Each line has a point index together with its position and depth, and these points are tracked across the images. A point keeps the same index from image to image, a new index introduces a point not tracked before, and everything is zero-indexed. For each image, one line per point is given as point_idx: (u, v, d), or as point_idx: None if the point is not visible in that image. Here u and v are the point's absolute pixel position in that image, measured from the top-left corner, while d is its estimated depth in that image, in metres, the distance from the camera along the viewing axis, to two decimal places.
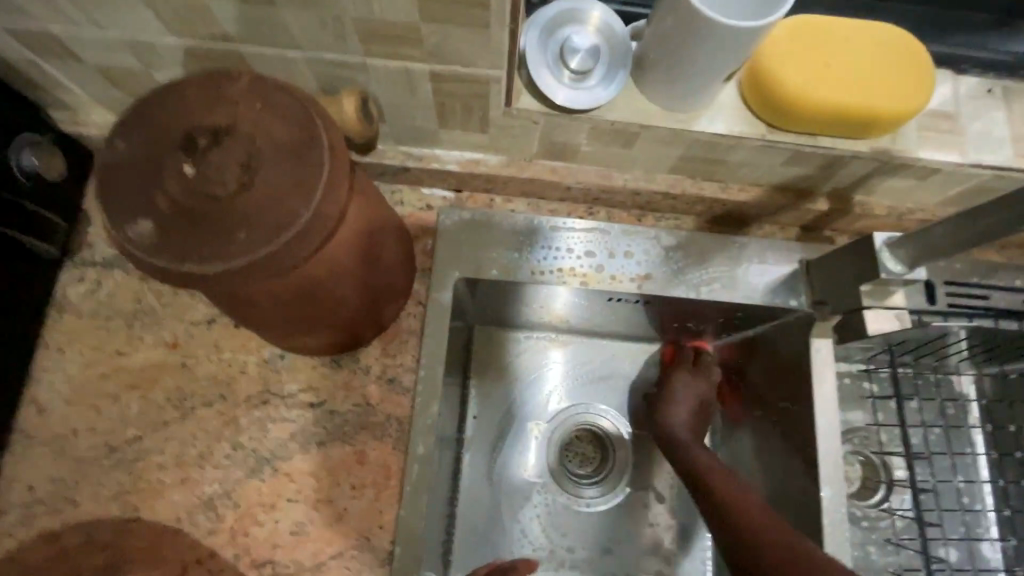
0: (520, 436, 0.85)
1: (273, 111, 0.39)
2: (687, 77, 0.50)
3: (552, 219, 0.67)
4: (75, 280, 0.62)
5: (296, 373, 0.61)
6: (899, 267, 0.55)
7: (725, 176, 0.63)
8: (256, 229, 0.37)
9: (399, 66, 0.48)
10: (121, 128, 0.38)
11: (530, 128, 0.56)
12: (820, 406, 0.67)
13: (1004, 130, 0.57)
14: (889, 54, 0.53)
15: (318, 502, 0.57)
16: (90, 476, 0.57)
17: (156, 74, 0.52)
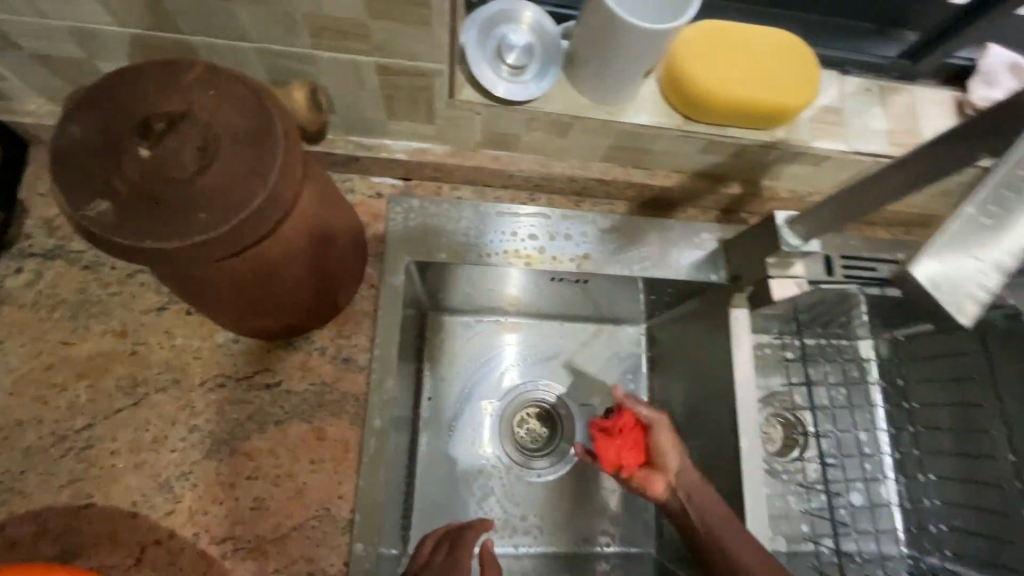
0: (474, 415, 0.90)
1: (227, 98, 0.41)
2: (612, 73, 0.56)
3: (497, 205, 0.72)
4: (13, 271, 0.61)
5: (251, 356, 0.63)
6: (796, 241, 0.64)
7: (651, 163, 0.70)
8: (216, 209, 0.39)
9: (346, 58, 0.51)
10: (74, 113, 0.40)
11: (473, 119, 0.60)
12: (740, 369, 0.76)
13: (880, 123, 0.67)
14: (784, 55, 0.61)
15: (277, 478, 0.60)
16: (39, 466, 0.57)
17: (99, 62, 0.53)
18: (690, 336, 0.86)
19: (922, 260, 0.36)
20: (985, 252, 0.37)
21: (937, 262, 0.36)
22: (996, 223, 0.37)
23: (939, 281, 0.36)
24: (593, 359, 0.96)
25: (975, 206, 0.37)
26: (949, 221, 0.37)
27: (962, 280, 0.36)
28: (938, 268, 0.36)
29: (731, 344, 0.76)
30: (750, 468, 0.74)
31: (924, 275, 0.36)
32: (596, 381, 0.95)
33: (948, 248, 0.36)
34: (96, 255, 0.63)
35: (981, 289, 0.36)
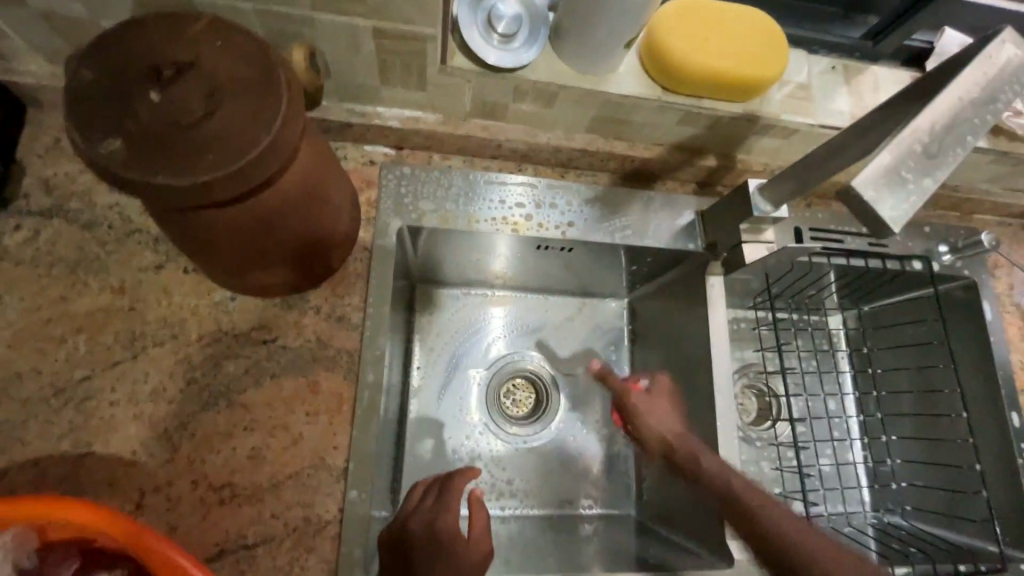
0: (463, 384, 0.93)
1: (233, 49, 0.44)
2: (595, 42, 0.60)
3: (486, 173, 0.75)
4: (11, 229, 0.62)
5: (248, 314, 0.65)
6: (767, 207, 0.68)
7: (632, 135, 0.74)
8: (222, 149, 0.41)
9: (344, 21, 0.53)
10: (87, 59, 0.42)
11: (463, 86, 0.63)
12: (715, 333, 0.80)
13: (844, 100, 0.72)
14: (756, 31, 0.65)
15: (273, 429, 0.62)
16: (38, 416, 0.58)
17: (102, 22, 0.55)
18: (669, 306, 0.90)
19: (863, 176, 0.39)
20: (918, 174, 0.40)
21: (875, 178, 0.40)
22: (931, 147, 0.41)
23: (877, 195, 0.39)
24: (578, 332, 1.00)
25: (913, 131, 0.40)
26: (890, 143, 0.40)
27: (897, 196, 0.40)
28: (875, 187, 0.39)
29: (708, 310, 0.80)
30: (724, 427, 0.78)
31: (863, 189, 0.39)
32: (580, 351, 0.99)
33: (886, 166, 0.40)
34: (94, 215, 0.64)
35: (910, 206, 0.40)
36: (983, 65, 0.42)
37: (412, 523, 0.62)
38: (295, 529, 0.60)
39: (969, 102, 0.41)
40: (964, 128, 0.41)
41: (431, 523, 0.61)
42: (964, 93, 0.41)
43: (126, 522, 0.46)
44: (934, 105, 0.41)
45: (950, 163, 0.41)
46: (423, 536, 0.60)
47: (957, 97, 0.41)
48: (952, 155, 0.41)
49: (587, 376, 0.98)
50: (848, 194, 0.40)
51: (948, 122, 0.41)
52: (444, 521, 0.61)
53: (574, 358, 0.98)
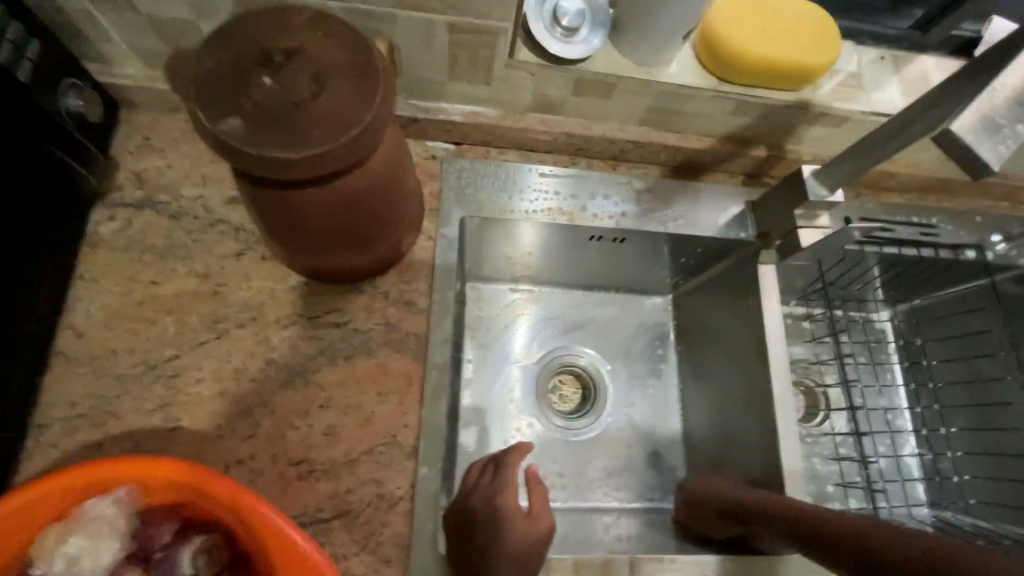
0: (513, 377, 0.94)
1: (334, 38, 0.48)
2: (654, 34, 0.63)
3: (540, 167, 0.78)
4: (107, 219, 0.67)
5: (322, 298, 0.68)
6: (823, 192, 0.69)
7: (683, 127, 0.76)
8: (327, 127, 0.45)
9: (423, 17, 0.57)
10: (206, 48, 0.46)
11: (526, 79, 0.67)
12: (769, 318, 0.79)
13: (895, 87, 0.73)
14: (809, 22, 0.67)
15: (347, 408, 0.64)
16: (131, 392, 0.61)
17: (202, 24, 0.59)
18: (717, 299, 0.91)
19: (960, 119, 0.41)
20: (1012, 121, 0.41)
21: (972, 121, 0.41)
22: (1022, 96, 0.42)
23: (974, 138, 0.40)
24: (623, 327, 1.01)
25: (1002, 82, 0.42)
26: (984, 91, 0.41)
27: (996, 137, 0.41)
28: (970, 129, 0.41)
29: (761, 299, 0.79)
30: (784, 412, 0.78)
31: (962, 131, 0.40)
32: (627, 346, 1.00)
33: (983, 111, 0.41)
34: (181, 206, 0.69)
35: (1008, 148, 0.41)
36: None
37: (470, 500, 0.63)
38: (369, 504, 0.62)
39: None
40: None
41: (490, 500, 0.62)
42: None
43: (220, 481, 0.48)
44: (1021, 58, 0.42)
45: None
46: (483, 511, 0.62)
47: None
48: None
49: (635, 369, 0.99)
50: (947, 139, 0.41)
51: None
52: (504, 497, 0.62)
53: (620, 353, 0.99)
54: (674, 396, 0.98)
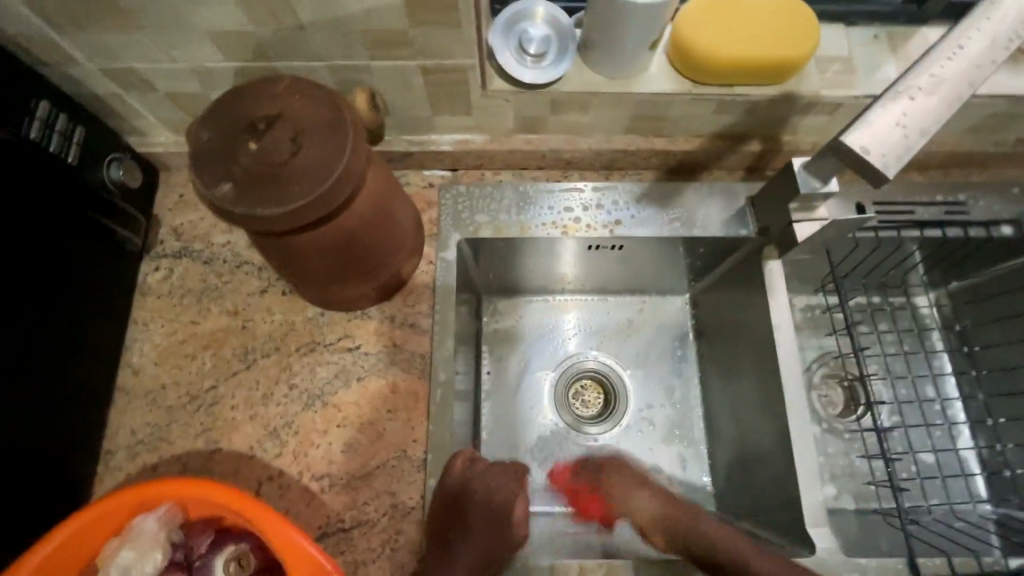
0: (533, 386, 0.97)
1: (309, 99, 0.53)
2: (620, 49, 0.64)
3: (535, 184, 0.81)
4: (153, 269, 0.77)
5: (336, 326, 0.74)
6: (816, 183, 0.67)
7: (670, 131, 0.76)
8: (306, 182, 0.51)
9: (395, 64, 0.62)
10: (203, 123, 0.53)
11: (504, 105, 0.70)
12: (777, 315, 0.79)
13: (891, 66, 0.70)
14: (783, 14, 0.66)
15: (362, 425, 0.70)
16: (179, 419, 0.70)
17: (211, 94, 0.67)
18: (732, 296, 0.89)
19: (852, 132, 0.46)
20: (914, 124, 0.45)
21: (870, 133, 0.45)
22: (927, 97, 0.45)
23: (872, 148, 0.45)
24: (641, 331, 1.01)
25: (908, 86, 0.46)
26: (883, 100, 0.46)
27: (891, 146, 0.45)
28: (868, 141, 0.45)
29: (768, 295, 0.79)
30: (799, 411, 0.78)
31: (853, 144, 0.45)
32: (645, 348, 1.00)
33: (878, 122, 0.45)
34: (212, 252, 0.78)
35: (906, 153, 0.45)
36: (974, 24, 0.46)
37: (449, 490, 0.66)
38: (385, 514, 0.67)
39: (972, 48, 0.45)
40: (959, 80, 0.45)
41: (464, 481, 0.67)
42: (962, 46, 0.45)
43: (224, 488, 0.55)
44: (925, 64, 0.46)
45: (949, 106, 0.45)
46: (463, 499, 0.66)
47: (952, 52, 0.45)
48: (947, 102, 0.45)
49: (654, 371, 0.98)
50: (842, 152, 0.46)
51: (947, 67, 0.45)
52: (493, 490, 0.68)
53: (639, 356, 0.99)
54: (697, 396, 0.97)
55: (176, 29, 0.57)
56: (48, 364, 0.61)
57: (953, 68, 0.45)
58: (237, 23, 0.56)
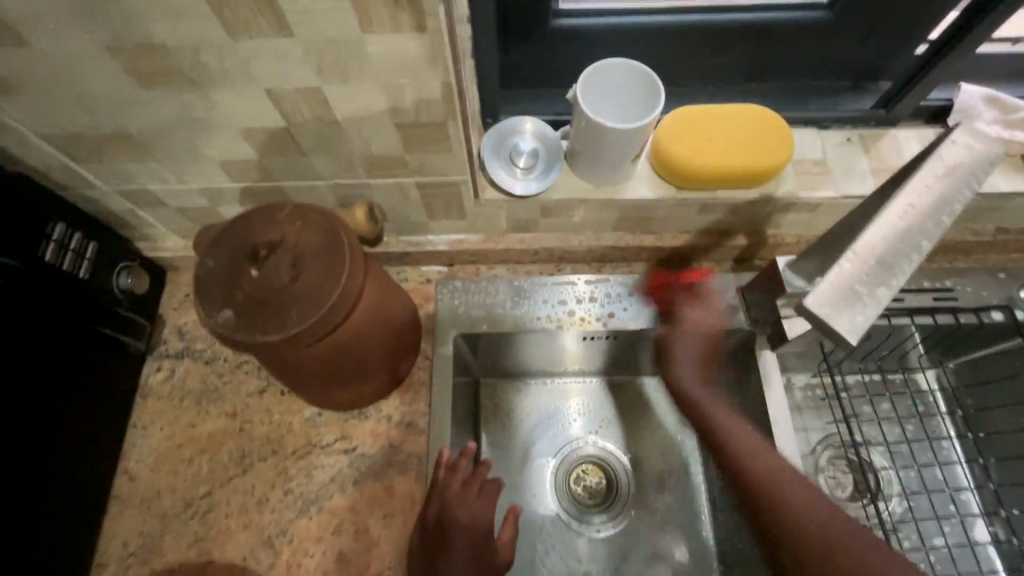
0: (529, 477, 0.87)
1: (308, 225, 0.56)
2: (604, 162, 0.67)
3: (529, 278, 0.83)
4: (155, 371, 0.78)
5: (333, 425, 0.75)
6: (800, 282, 0.68)
7: (658, 229, 0.80)
8: (303, 307, 0.53)
9: (392, 182, 0.66)
10: (208, 250, 0.56)
11: (496, 210, 0.73)
12: (775, 408, 0.76)
13: (867, 167, 0.73)
14: (755, 126, 0.70)
15: (356, 532, 0.69)
16: (172, 529, 0.70)
17: (219, 209, 0.71)
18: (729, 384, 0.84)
19: (815, 295, 0.46)
20: (872, 285, 0.46)
21: (831, 296, 0.46)
22: (882, 256, 0.46)
23: (834, 312, 0.45)
24: (643, 411, 0.92)
25: (865, 248, 0.46)
26: (846, 258, 0.46)
27: (847, 306, 0.46)
28: (829, 304, 0.45)
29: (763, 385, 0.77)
30: None
31: (818, 309, 0.45)
32: (648, 430, 0.90)
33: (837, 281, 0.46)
34: (213, 351, 0.79)
35: (867, 316, 0.46)
36: (933, 169, 0.46)
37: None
38: None
39: (925, 203, 0.46)
40: (909, 231, 0.46)
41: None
42: (915, 199, 0.46)
43: None
44: (882, 218, 0.46)
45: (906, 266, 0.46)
46: None
47: (908, 203, 0.46)
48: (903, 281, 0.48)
49: (658, 456, 0.89)
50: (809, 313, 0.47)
51: (905, 234, 0.46)
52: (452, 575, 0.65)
53: (641, 439, 0.90)
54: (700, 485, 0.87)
55: (187, 158, 0.61)
56: (28, 479, 0.61)
57: (904, 224, 0.46)
58: (244, 154, 0.60)
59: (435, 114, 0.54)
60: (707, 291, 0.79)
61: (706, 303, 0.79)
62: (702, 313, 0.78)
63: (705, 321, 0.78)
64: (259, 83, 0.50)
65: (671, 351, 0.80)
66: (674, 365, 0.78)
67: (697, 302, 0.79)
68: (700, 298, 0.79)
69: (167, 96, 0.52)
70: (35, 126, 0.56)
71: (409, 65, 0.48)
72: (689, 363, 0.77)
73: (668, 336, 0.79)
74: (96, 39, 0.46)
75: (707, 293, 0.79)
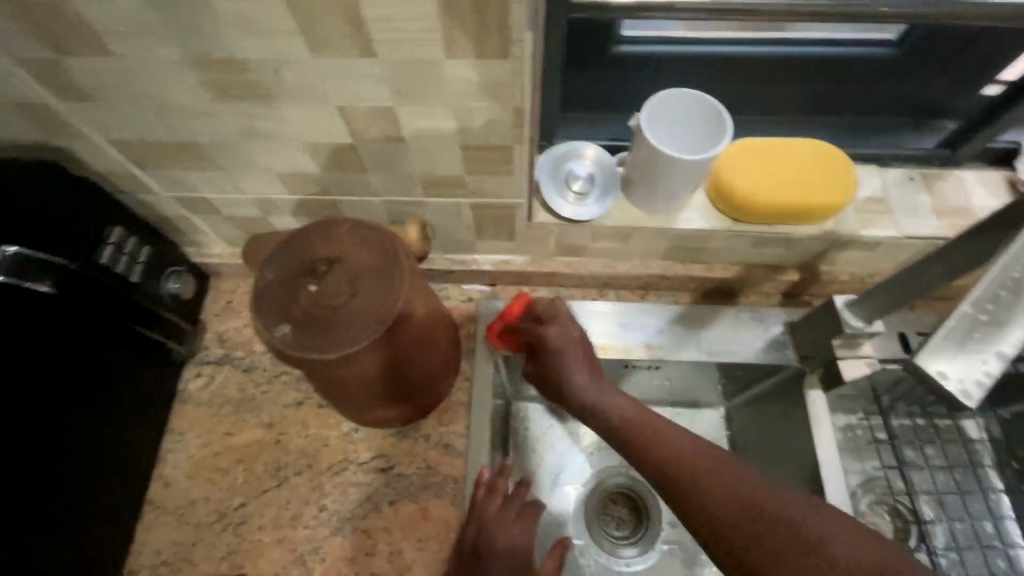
0: (557, 504, 0.83)
1: (367, 242, 0.55)
2: (662, 191, 0.66)
3: (570, 302, 0.82)
4: (194, 376, 0.78)
5: (369, 442, 0.74)
6: (860, 323, 0.66)
7: (708, 259, 0.78)
8: (360, 326, 0.52)
9: (448, 201, 0.65)
10: (267, 263, 0.56)
11: (547, 234, 0.73)
12: (823, 453, 0.72)
13: (930, 207, 0.72)
14: (817, 162, 0.68)
15: (390, 554, 0.68)
16: (205, 539, 0.69)
17: (270, 219, 0.71)
18: (769, 420, 0.81)
19: (926, 353, 0.40)
20: (985, 340, 0.40)
21: (938, 353, 0.40)
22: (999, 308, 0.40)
23: (942, 370, 0.40)
24: None
25: (976, 299, 0.40)
26: (949, 318, 0.40)
27: (965, 369, 0.39)
28: (938, 361, 0.40)
29: (811, 427, 0.73)
30: None
31: (929, 370, 0.40)
32: None
33: (944, 339, 0.40)
34: (253, 360, 0.79)
35: (987, 378, 0.39)
36: None
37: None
38: None
39: None
40: None
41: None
42: None
43: None
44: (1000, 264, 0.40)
45: None
46: None
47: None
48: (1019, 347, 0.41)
49: None
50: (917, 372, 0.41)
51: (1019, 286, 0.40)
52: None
53: None
54: None
55: (249, 169, 0.61)
56: (70, 481, 0.60)
57: None
58: (306, 168, 0.60)
59: (503, 138, 0.54)
60: (552, 305, 0.63)
61: (557, 316, 0.62)
62: (560, 328, 0.60)
63: (568, 334, 0.60)
64: (333, 101, 0.50)
65: (548, 370, 0.59)
66: (555, 371, 0.58)
67: (552, 320, 0.61)
68: (552, 317, 0.62)
69: (240, 110, 0.52)
70: (106, 133, 0.56)
71: (485, 90, 0.48)
72: (572, 370, 0.57)
73: (540, 372, 0.61)
74: (180, 53, 0.46)
75: (561, 311, 0.62)
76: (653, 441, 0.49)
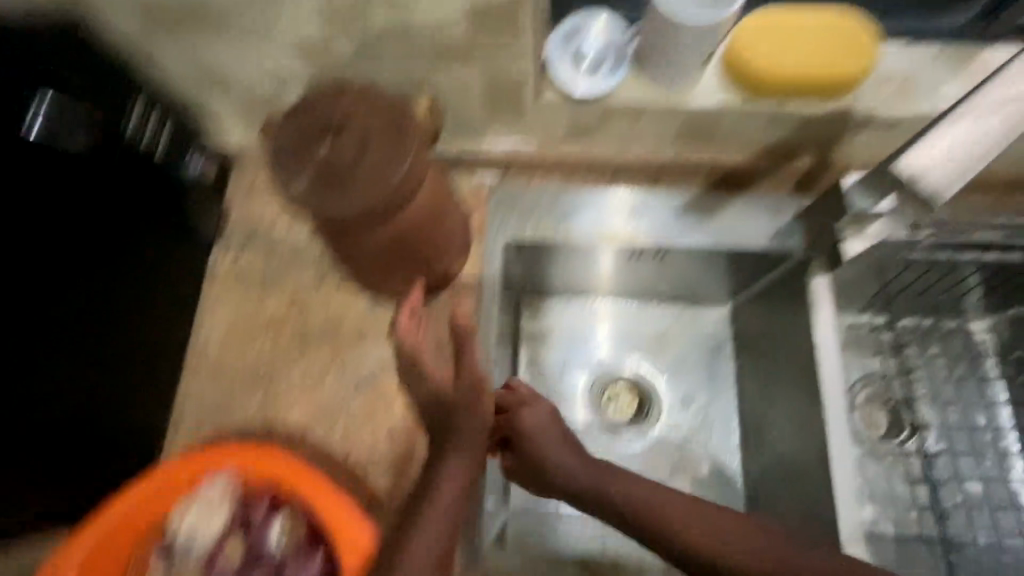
0: (562, 388, 0.87)
1: (377, 103, 0.57)
2: (674, 62, 0.67)
3: (580, 190, 0.82)
4: (222, 255, 0.83)
5: (386, 316, 0.79)
6: (867, 200, 0.67)
7: (720, 143, 0.78)
8: (372, 182, 0.55)
9: (457, 73, 0.66)
10: (281, 123, 0.58)
11: (557, 113, 0.73)
12: (822, 333, 0.74)
13: (954, 83, 0.69)
14: (831, 35, 0.69)
15: (406, 411, 0.75)
16: (241, 395, 0.77)
17: (285, 97, 0.73)
18: (772, 307, 0.83)
19: (908, 159, 0.59)
20: (953, 158, 0.57)
21: (917, 163, 0.59)
22: (968, 134, 0.56)
23: (914, 175, 0.59)
24: (678, 339, 0.90)
25: (944, 127, 0.57)
26: (926, 132, 0.57)
27: (935, 171, 0.58)
28: (911, 168, 0.59)
29: (814, 310, 0.75)
30: (837, 426, 0.72)
31: (905, 170, 0.59)
32: (686, 354, 0.90)
33: (922, 151, 0.58)
34: (275, 242, 0.83)
35: (950, 180, 0.58)
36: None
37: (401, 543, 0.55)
38: None
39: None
40: (1000, 116, 0.55)
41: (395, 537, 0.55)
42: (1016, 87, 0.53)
43: (237, 448, 0.64)
44: (982, 100, 0.55)
45: (987, 147, 0.55)
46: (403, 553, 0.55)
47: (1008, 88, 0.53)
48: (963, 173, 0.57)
49: (692, 380, 0.88)
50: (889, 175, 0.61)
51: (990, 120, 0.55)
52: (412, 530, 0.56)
53: (676, 364, 0.89)
54: (731, 410, 0.87)
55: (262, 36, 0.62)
56: (118, 331, 0.67)
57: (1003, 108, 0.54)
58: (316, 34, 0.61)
59: None
60: (518, 394, 0.70)
61: (526, 402, 0.69)
62: (531, 412, 0.68)
63: (543, 420, 0.68)
64: None
65: (526, 447, 0.67)
66: (536, 456, 0.66)
67: (520, 406, 0.69)
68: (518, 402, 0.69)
69: None
70: None
71: None
72: (552, 451, 0.66)
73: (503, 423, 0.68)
74: None
75: (526, 393, 0.70)
76: (637, 499, 0.62)
